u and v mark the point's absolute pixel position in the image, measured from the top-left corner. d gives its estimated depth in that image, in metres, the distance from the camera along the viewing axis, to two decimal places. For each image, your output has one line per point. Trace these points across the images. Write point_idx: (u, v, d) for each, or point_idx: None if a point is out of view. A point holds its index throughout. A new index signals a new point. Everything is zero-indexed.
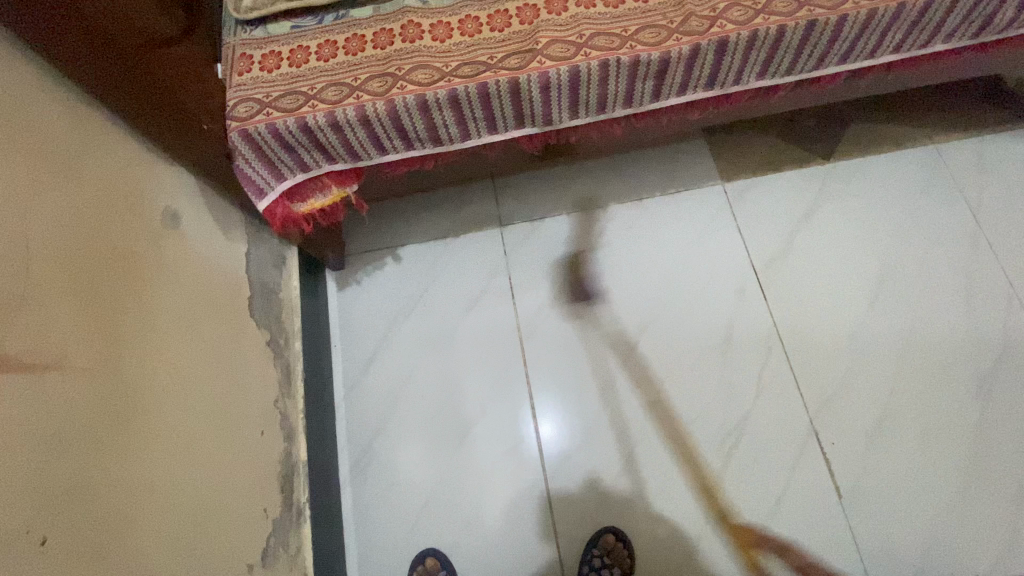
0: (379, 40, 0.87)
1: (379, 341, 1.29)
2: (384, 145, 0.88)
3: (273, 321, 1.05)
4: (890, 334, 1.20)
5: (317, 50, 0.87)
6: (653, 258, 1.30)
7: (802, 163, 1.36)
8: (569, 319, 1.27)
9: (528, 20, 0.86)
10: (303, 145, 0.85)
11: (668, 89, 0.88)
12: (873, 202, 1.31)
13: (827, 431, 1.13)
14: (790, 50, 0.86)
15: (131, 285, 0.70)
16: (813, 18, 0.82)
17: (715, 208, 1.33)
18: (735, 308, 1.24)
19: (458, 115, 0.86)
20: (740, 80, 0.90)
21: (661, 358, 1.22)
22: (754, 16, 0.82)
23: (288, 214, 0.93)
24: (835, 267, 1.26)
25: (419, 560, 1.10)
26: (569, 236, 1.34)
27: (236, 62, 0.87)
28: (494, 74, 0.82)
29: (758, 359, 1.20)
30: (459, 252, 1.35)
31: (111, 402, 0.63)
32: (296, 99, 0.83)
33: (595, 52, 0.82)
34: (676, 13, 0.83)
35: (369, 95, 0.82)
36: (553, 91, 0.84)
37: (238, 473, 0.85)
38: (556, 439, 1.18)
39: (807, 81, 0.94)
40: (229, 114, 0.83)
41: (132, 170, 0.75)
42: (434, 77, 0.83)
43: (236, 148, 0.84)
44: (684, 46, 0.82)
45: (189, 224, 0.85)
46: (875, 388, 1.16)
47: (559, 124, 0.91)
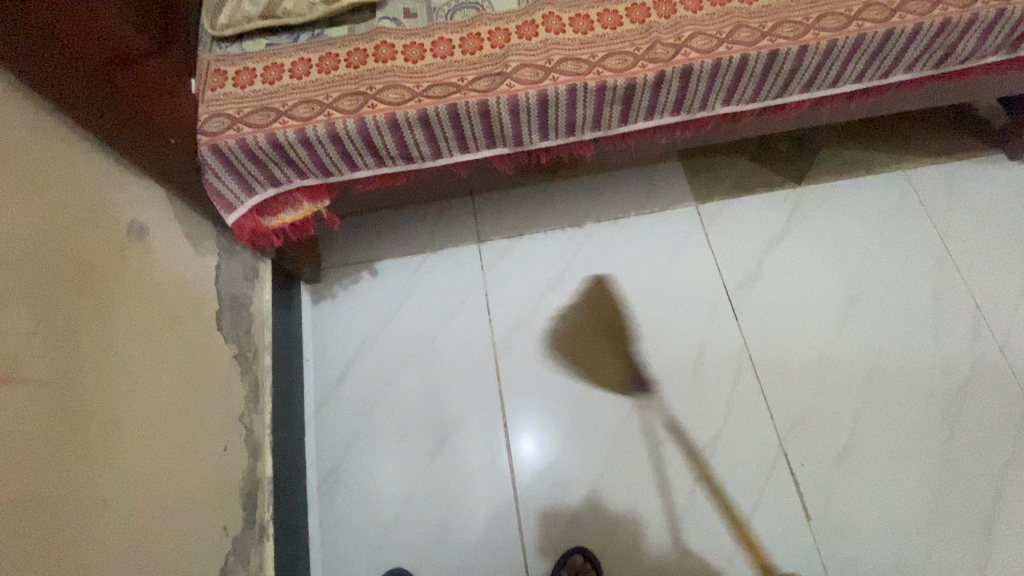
0: (353, 59, 0.88)
1: (352, 356, 1.28)
2: (355, 162, 0.89)
3: (243, 335, 1.05)
4: (859, 356, 1.22)
5: (291, 68, 0.88)
6: (628, 276, 1.31)
7: (775, 186, 1.38)
8: (544, 335, 1.27)
9: (499, 43, 0.88)
10: (274, 161, 0.86)
11: (636, 114, 0.90)
12: (844, 225, 1.34)
13: (797, 452, 1.14)
14: (753, 78, 0.89)
15: (89, 298, 0.69)
16: (775, 48, 0.85)
17: (689, 228, 1.34)
18: (708, 328, 1.25)
19: (429, 134, 0.87)
20: (706, 106, 0.92)
21: (634, 376, 1.22)
22: (718, 45, 0.85)
23: (258, 228, 0.93)
24: (806, 288, 1.28)
25: None
26: (545, 254, 1.35)
27: (209, 78, 0.88)
28: (464, 96, 0.83)
29: (730, 378, 1.20)
30: (436, 268, 1.36)
31: (64, 414, 0.62)
32: (267, 116, 0.84)
33: (564, 77, 0.84)
34: (643, 41, 0.86)
35: (340, 113, 0.83)
36: (522, 113, 0.86)
37: (198, 489, 0.83)
38: (528, 457, 1.18)
39: (772, 108, 0.96)
40: (199, 129, 0.84)
41: (95, 182, 0.75)
42: (405, 97, 0.84)
43: (206, 163, 0.84)
44: (650, 72, 0.84)
45: (156, 237, 0.85)
46: (845, 410, 1.17)
47: (530, 144, 0.92)
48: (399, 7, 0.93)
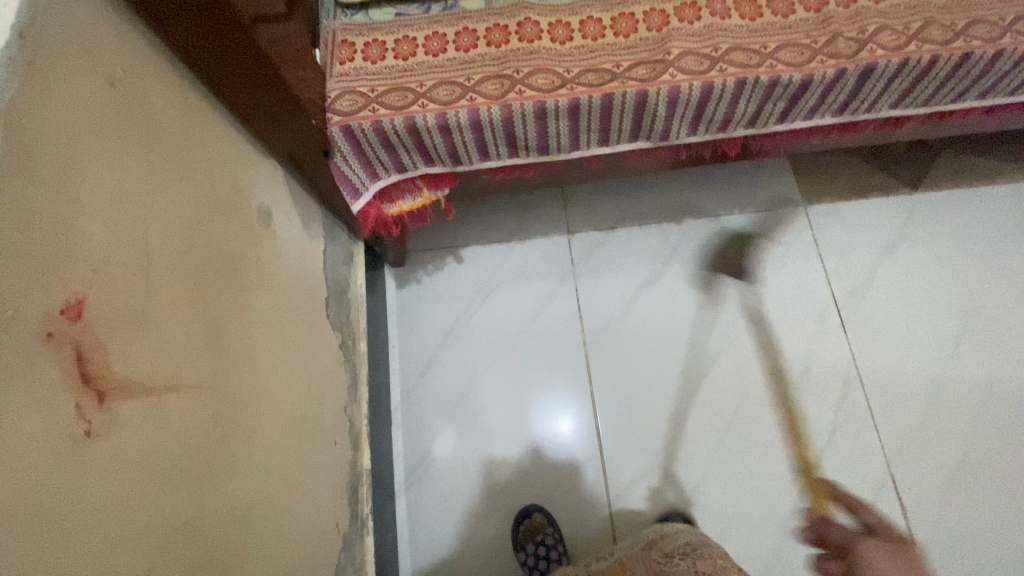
0: (492, 36, 0.80)
1: (438, 345, 1.24)
2: (488, 151, 0.82)
3: (344, 323, 1.00)
4: (973, 379, 1.15)
5: (425, 43, 0.81)
6: (729, 280, 1.25)
7: (889, 191, 1.29)
8: (637, 336, 1.22)
9: (656, 26, 0.79)
10: (405, 146, 0.80)
11: (797, 113, 0.82)
12: (963, 237, 1.25)
13: (903, 475, 1.10)
14: (934, 81, 0.80)
15: (231, 293, 0.64)
16: (970, 49, 0.76)
17: (796, 231, 1.27)
18: (814, 340, 1.19)
19: (573, 126, 0.80)
20: (872, 109, 0.84)
21: (731, 386, 1.18)
22: (907, 42, 0.76)
23: (378, 216, 0.88)
24: (918, 303, 1.21)
25: (527, 515, 1.09)
26: (640, 250, 1.28)
27: (337, 49, 0.81)
28: (621, 85, 0.76)
29: (836, 395, 1.15)
30: (524, 257, 1.30)
31: (218, 421, 0.58)
32: (404, 96, 0.77)
33: (732, 69, 0.75)
34: (821, 33, 0.77)
35: (484, 98, 0.76)
36: (680, 108, 0.78)
37: (316, 489, 0.80)
38: (621, 461, 1.14)
39: (938, 115, 0.88)
40: (330, 107, 0.77)
41: (233, 162, 0.69)
42: (555, 83, 0.76)
43: (336, 145, 0.78)
44: (830, 69, 0.75)
45: (279, 221, 0.79)
46: (956, 436, 1.12)
47: (675, 140, 0.85)
48: None
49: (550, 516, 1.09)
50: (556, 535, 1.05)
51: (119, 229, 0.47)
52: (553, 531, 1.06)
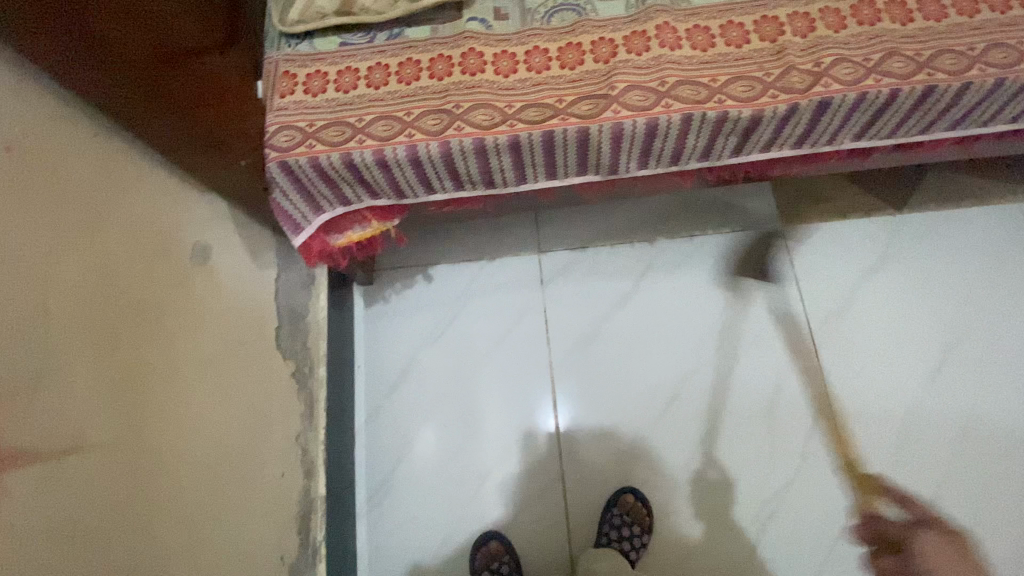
0: (436, 68, 0.78)
1: (405, 365, 1.23)
2: (432, 185, 0.81)
3: (300, 349, 1.00)
4: (951, 411, 1.11)
5: (367, 74, 0.79)
6: (701, 303, 1.22)
7: (872, 212, 1.25)
8: (605, 360, 1.20)
9: (603, 57, 0.77)
10: (345, 181, 0.78)
11: (752, 146, 0.79)
12: (949, 261, 1.20)
13: (872, 511, 1.07)
14: (897, 114, 0.76)
15: (156, 341, 0.65)
16: (933, 82, 0.72)
17: (772, 253, 1.23)
18: (785, 367, 1.16)
19: (517, 161, 0.78)
20: (834, 141, 0.80)
21: (699, 414, 1.15)
22: (865, 76, 0.73)
23: (324, 248, 0.87)
24: (897, 330, 1.17)
25: (483, 542, 1.09)
26: (611, 270, 1.26)
27: (278, 81, 0.80)
28: (561, 122, 0.73)
29: (805, 426, 1.12)
30: (493, 277, 1.28)
31: (130, 475, 0.59)
32: (342, 131, 0.76)
33: (678, 105, 0.73)
34: (775, 65, 0.74)
35: (422, 134, 0.75)
36: (624, 143, 0.75)
37: (258, 523, 0.81)
38: (584, 488, 1.13)
39: (907, 145, 0.84)
40: (268, 142, 0.76)
41: (160, 208, 0.69)
42: (495, 119, 0.74)
43: (275, 180, 0.77)
44: (781, 105, 0.72)
45: (218, 258, 0.79)
46: (930, 470, 1.08)
47: (625, 173, 0.82)
48: (489, 4, 0.82)
49: (509, 545, 1.08)
50: (512, 565, 1.07)
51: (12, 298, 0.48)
52: (509, 560, 1.07)
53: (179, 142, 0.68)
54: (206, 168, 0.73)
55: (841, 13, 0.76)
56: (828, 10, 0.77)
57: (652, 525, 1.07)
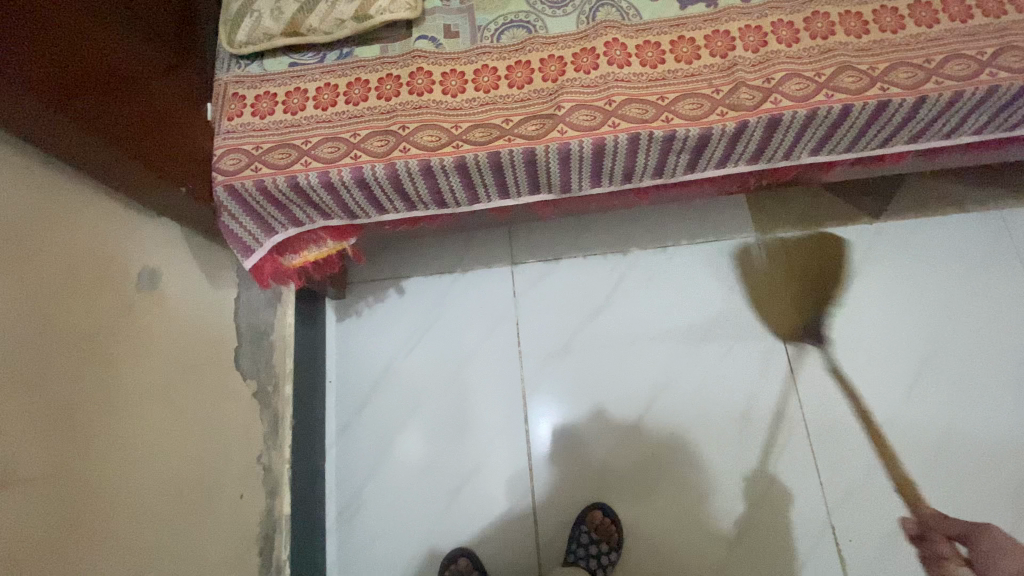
0: (383, 87, 0.78)
1: (376, 380, 1.23)
2: (383, 206, 0.80)
3: (263, 368, 1.00)
4: (927, 423, 1.09)
5: (315, 95, 0.78)
6: (673, 314, 1.20)
7: (848, 221, 1.23)
8: (578, 372, 1.19)
9: (552, 76, 0.76)
10: (294, 203, 0.78)
11: (705, 164, 0.78)
12: (926, 270, 1.18)
13: (845, 526, 1.05)
14: (853, 129, 0.75)
15: (96, 371, 0.65)
16: (887, 97, 0.71)
17: (746, 263, 1.22)
18: (759, 380, 1.15)
19: (466, 181, 0.77)
20: (790, 157, 0.79)
21: (671, 428, 1.14)
22: (816, 91, 0.71)
23: (278, 269, 0.86)
24: (872, 341, 1.15)
25: (452, 558, 1.08)
26: (584, 282, 1.25)
27: (227, 103, 0.79)
28: (507, 143, 0.73)
29: (778, 440, 1.11)
30: (466, 289, 1.27)
31: (67, 509, 0.59)
32: (289, 154, 0.75)
33: (626, 124, 0.71)
34: (725, 81, 0.72)
35: (369, 156, 0.74)
36: (573, 163, 0.75)
37: (214, 546, 0.81)
38: (553, 503, 1.12)
39: (868, 159, 0.82)
40: (215, 166, 0.76)
41: (101, 235, 0.69)
42: (441, 140, 0.74)
43: (223, 204, 0.77)
44: (730, 122, 0.71)
45: (168, 282, 0.79)
46: (905, 485, 1.06)
47: (579, 192, 0.81)
48: (439, 22, 0.81)
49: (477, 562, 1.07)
50: None
51: None
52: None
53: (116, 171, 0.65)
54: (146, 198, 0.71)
55: (794, 27, 0.75)
56: (781, 24, 0.75)
57: (621, 541, 1.06)
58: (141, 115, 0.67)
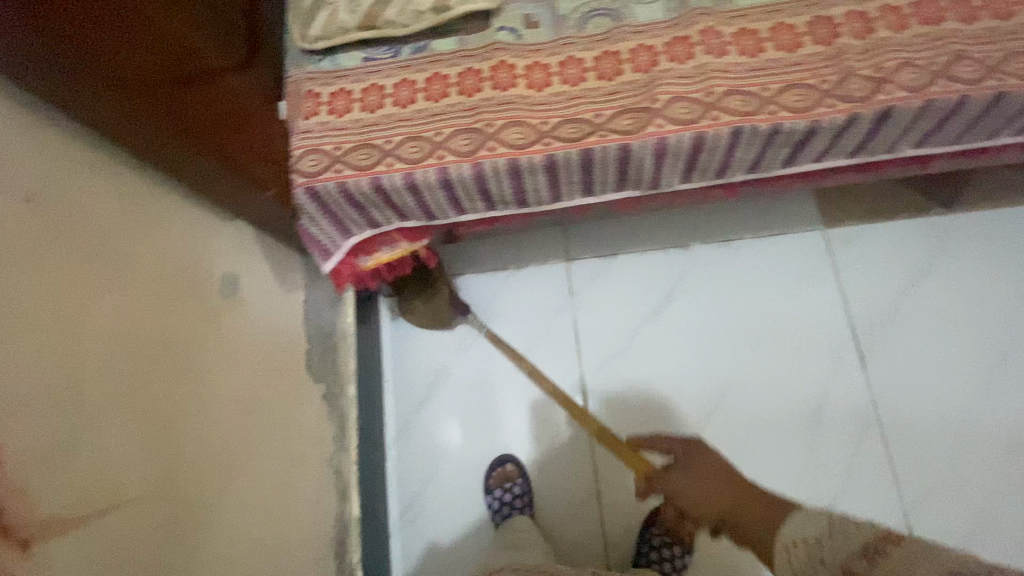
0: (464, 82, 0.74)
1: (433, 378, 1.21)
2: (463, 206, 0.77)
3: (330, 369, 0.99)
4: (1008, 422, 1.05)
5: (393, 91, 0.76)
6: (737, 312, 1.17)
7: (919, 211, 1.18)
8: (640, 370, 1.16)
9: (643, 67, 0.72)
10: (373, 205, 0.75)
11: (803, 158, 0.74)
12: (1004, 263, 1.13)
13: (923, 527, 1.02)
14: (966, 120, 0.70)
15: (188, 381, 0.63)
16: (1008, 87, 0.66)
17: (812, 256, 1.18)
18: (828, 378, 1.11)
19: (552, 180, 0.74)
20: (892, 150, 0.75)
21: (738, 428, 1.11)
22: (930, 81, 0.67)
23: (354, 271, 0.85)
24: (948, 338, 1.11)
25: (498, 463, 1.13)
26: (643, 278, 1.22)
27: (301, 101, 0.77)
28: (600, 139, 0.69)
29: (850, 441, 1.08)
30: (521, 286, 1.25)
31: (171, 525, 0.58)
32: (370, 154, 0.72)
33: (727, 117, 0.68)
34: (832, 70, 0.68)
35: (454, 155, 0.71)
36: (667, 160, 0.71)
37: (298, 552, 0.80)
38: (618, 505, 1.09)
39: (972, 150, 0.78)
40: (294, 167, 0.74)
41: (188, 241, 0.67)
42: (530, 137, 0.70)
43: (302, 207, 0.75)
44: (838, 115, 0.67)
45: (247, 286, 0.78)
46: (986, 487, 1.03)
47: (667, 188, 0.78)
48: (518, 12, 0.78)
49: None
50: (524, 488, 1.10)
51: (42, 365, 0.47)
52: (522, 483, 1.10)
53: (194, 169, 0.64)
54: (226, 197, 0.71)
55: (903, 11, 0.70)
56: (889, 8, 0.71)
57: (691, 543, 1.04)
58: (219, 111, 0.65)
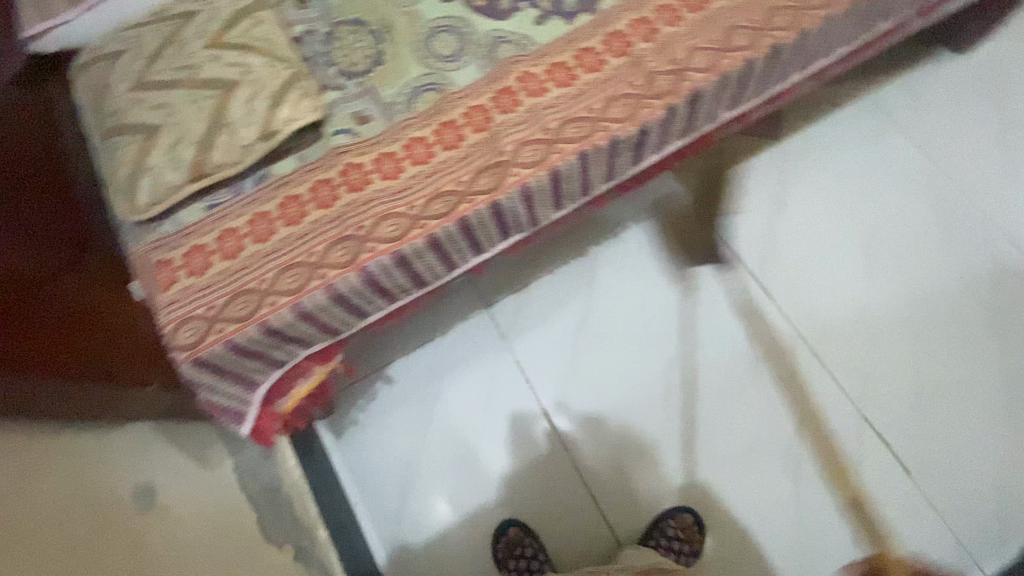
0: (319, 195, 0.73)
1: (403, 478, 1.15)
2: (366, 310, 0.75)
3: (289, 525, 0.91)
4: (897, 295, 1.20)
5: (250, 229, 0.73)
6: (653, 291, 1.24)
7: (757, 150, 1.33)
8: (592, 381, 1.19)
9: (481, 125, 0.75)
10: (272, 347, 0.71)
11: (647, 153, 0.81)
12: (836, 167, 1.31)
13: (874, 413, 1.13)
14: (758, 77, 0.80)
15: None
16: (777, 43, 0.76)
17: (691, 220, 1.29)
18: (748, 318, 1.21)
19: (441, 255, 0.74)
20: (714, 118, 0.84)
21: (697, 395, 1.17)
22: (719, 58, 0.76)
23: (278, 417, 0.79)
24: (825, 245, 1.25)
25: (502, 531, 1.09)
26: (561, 296, 1.25)
27: (156, 273, 0.72)
28: (470, 204, 0.71)
29: (788, 366, 1.17)
30: (453, 351, 1.23)
31: None
32: (249, 301, 0.69)
33: (570, 146, 0.74)
34: (639, 76, 0.76)
35: (335, 269, 0.69)
36: (536, 199, 0.75)
37: None
38: (626, 516, 1.10)
39: (773, 97, 0.89)
40: (172, 344, 0.68)
41: (86, 482, 0.74)
42: (404, 226, 0.70)
43: (196, 379, 0.69)
44: (659, 111, 0.74)
45: (170, 490, 0.82)
46: (904, 356, 1.17)
47: (545, 221, 0.82)
48: (346, 112, 0.78)
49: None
50: (535, 545, 1.06)
51: None
52: (531, 541, 1.07)
53: (54, 401, 0.65)
54: (97, 409, 0.72)
55: (674, 7, 0.79)
56: (662, 8, 0.79)
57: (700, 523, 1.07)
58: (58, 319, 0.64)
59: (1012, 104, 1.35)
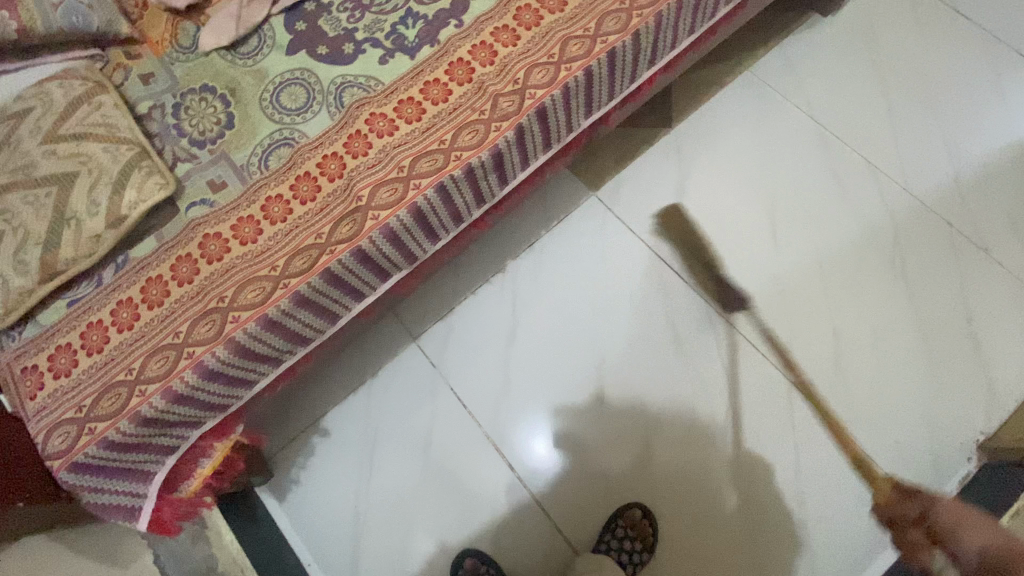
0: (180, 272, 0.72)
1: (353, 528, 1.13)
2: (250, 379, 0.74)
3: None
4: (804, 256, 1.24)
5: (113, 319, 0.71)
6: (573, 295, 1.25)
7: (653, 140, 1.36)
8: (528, 394, 1.19)
9: (335, 174, 0.75)
10: (154, 435, 0.69)
11: (512, 171, 0.82)
12: (729, 143, 1.34)
13: (801, 375, 1.16)
14: (604, 81, 0.82)
15: None
16: (611, 47, 0.78)
17: (600, 219, 1.30)
18: (668, 305, 1.23)
19: (316, 310, 0.74)
20: (573, 126, 0.86)
21: (630, 389, 1.18)
22: (558, 71, 0.77)
23: (184, 501, 0.77)
24: (730, 220, 1.28)
25: (458, 564, 1.07)
26: (485, 316, 1.25)
27: (22, 381, 0.69)
28: (331, 255, 0.70)
29: (712, 346, 1.19)
30: (386, 390, 1.21)
31: None
32: (118, 394, 0.67)
33: (425, 180, 0.73)
34: (483, 101, 0.76)
35: (202, 346, 0.68)
36: (403, 238, 0.75)
37: None
38: (580, 521, 1.11)
39: (630, 95, 0.91)
40: (44, 453, 0.65)
41: None
42: (267, 289, 0.69)
43: (77, 485, 0.66)
44: (508, 132, 0.75)
45: None
46: (819, 316, 1.20)
47: (425, 254, 0.82)
48: (201, 183, 0.78)
49: None
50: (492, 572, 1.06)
51: None
52: (489, 567, 1.07)
53: None
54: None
55: (511, 27, 0.80)
56: (499, 29, 0.81)
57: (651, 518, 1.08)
58: None
59: (884, 53, 1.39)
